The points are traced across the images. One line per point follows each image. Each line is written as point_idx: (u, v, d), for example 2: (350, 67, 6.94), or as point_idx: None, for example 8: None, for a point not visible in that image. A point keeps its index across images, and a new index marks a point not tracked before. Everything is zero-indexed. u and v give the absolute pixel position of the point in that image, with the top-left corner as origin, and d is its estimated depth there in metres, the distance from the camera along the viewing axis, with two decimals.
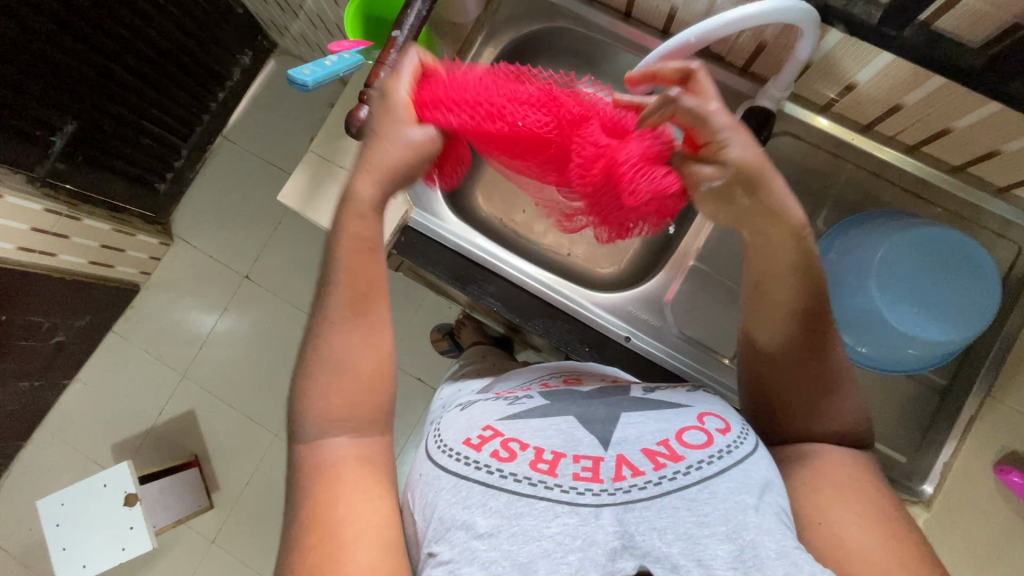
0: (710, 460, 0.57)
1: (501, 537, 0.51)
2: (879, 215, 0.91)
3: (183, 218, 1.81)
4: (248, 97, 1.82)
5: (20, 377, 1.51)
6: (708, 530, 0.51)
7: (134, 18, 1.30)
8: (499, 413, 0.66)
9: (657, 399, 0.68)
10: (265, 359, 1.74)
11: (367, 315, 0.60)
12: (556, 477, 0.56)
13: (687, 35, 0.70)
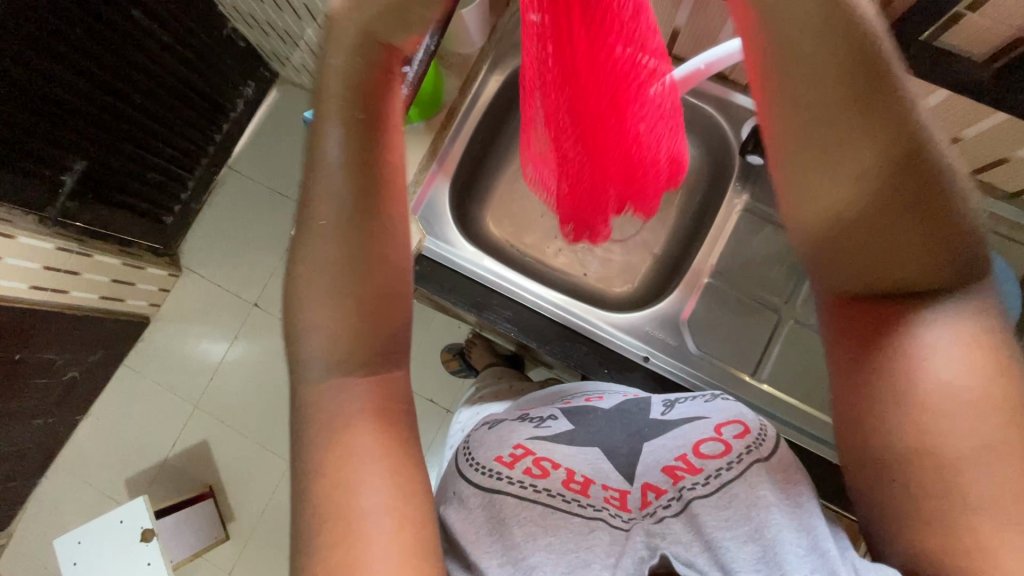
0: (729, 466, 0.56)
1: (538, 543, 0.53)
2: None
3: (192, 250, 1.83)
4: (252, 127, 1.84)
5: (34, 415, 1.52)
6: (730, 531, 0.52)
7: (135, 53, 1.32)
8: (527, 433, 0.65)
9: (677, 415, 0.66)
10: (278, 387, 1.74)
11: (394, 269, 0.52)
12: (589, 496, 0.57)
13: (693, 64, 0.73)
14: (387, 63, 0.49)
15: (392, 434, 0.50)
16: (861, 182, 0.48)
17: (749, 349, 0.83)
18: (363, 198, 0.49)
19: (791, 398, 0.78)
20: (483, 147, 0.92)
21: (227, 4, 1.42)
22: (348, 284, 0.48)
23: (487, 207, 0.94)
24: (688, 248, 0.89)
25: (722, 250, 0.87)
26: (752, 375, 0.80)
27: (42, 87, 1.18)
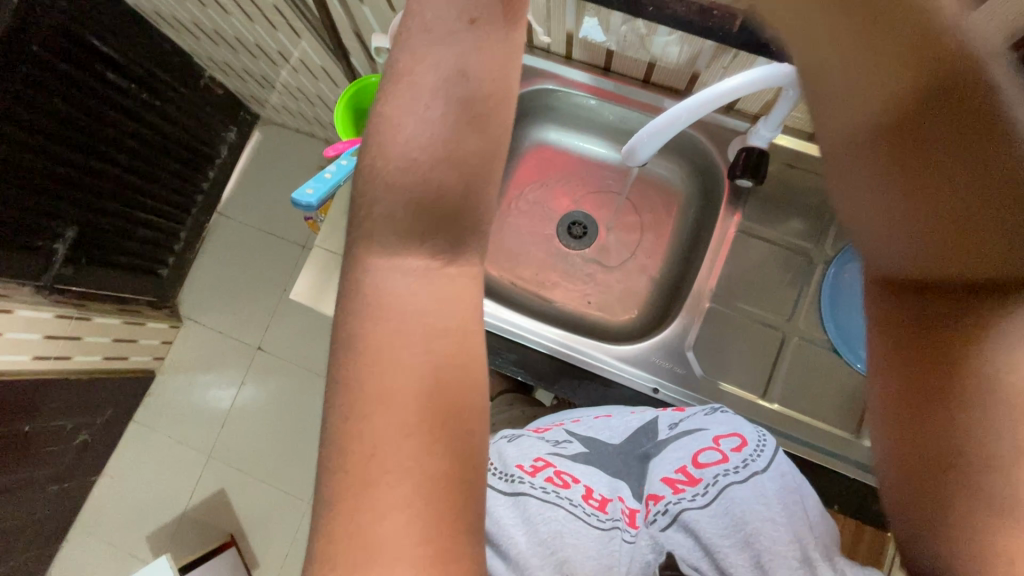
0: (726, 473, 0.54)
1: (559, 541, 0.52)
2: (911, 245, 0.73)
3: (189, 299, 1.82)
4: (238, 170, 1.84)
5: (48, 482, 1.51)
6: (727, 538, 0.50)
7: (115, 114, 1.33)
8: (545, 447, 0.63)
9: (681, 429, 0.62)
10: (290, 428, 1.74)
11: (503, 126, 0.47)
12: (607, 510, 0.55)
13: (674, 113, 0.61)
14: None
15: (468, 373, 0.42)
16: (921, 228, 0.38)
17: (769, 367, 0.73)
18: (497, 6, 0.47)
19: (823, 422, 0.70)
20: None
21: (202, 56, 1.44)
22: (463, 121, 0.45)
23: None
24: (688, 261, 0.82)
25: (726, 259, 0.77)
26: (774, 399, 0.71)
27: (24, 160, 1.18)
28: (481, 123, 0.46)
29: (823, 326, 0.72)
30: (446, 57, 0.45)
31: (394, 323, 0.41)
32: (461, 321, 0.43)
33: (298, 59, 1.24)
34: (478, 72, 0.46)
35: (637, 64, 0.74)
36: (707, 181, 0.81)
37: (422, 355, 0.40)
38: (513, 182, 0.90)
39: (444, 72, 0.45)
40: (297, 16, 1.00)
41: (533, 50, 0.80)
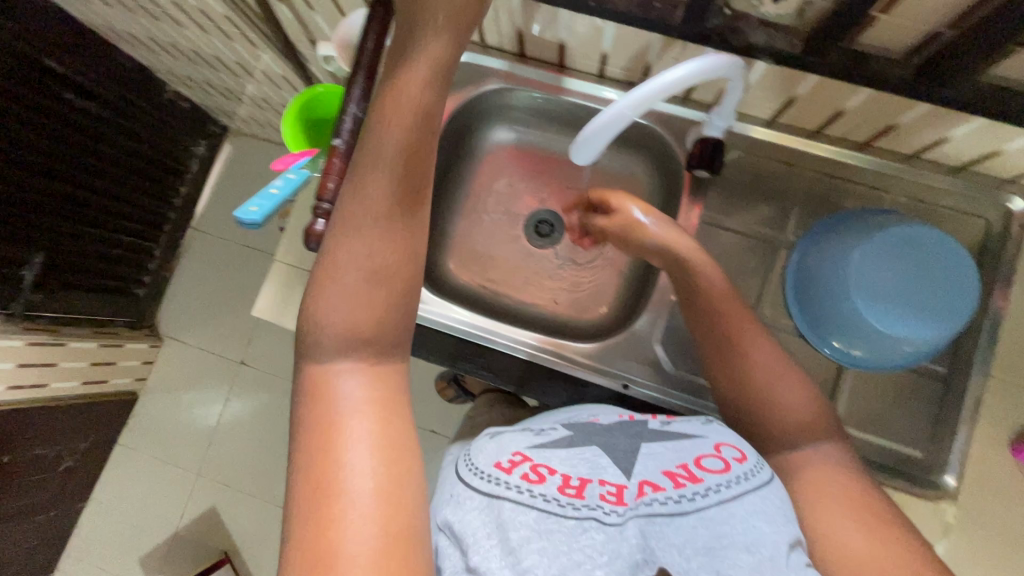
0: (728, 483, 0.49)
1: (532, 547, 0.45)
2: (870, 212, 0.69)
3: (169, 318, 1.79)
4: (210, 184, 1.80)
5: (33, 512, 1.49)
6: (723, 539, 0.46)
7: (77, 134, 1.30)
8: (525, 441, 0.56)
9: (674, 429, 0.57)
10: (276, 442, 1.71)
11: (410, 280, 0.51)
12: (584, 496, 0.48)
13: (617, 110, 0.59)
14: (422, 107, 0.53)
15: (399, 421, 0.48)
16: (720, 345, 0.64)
17: None
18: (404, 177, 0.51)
19: None
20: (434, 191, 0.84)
21: (162, 70, 1.41)
22: (378, 276, 0.50)
23: (448, 251, 0.87)
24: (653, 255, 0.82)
25: None
26: None
27: None
28: (392, 278, 0.50)
29: (788, 306, 0.73)
30: (361, 233, 0.50)
31: (341, 389, 0.48)
32: (385, 391, 0.49)
33: (259, 70, 1.22)
34: (384, 250, 0.50)
35: (589, 58, 0.74)
36: (668, 173, 0.81)
37: (366, 401, 0.48)
38: (476, 184, 0.89)
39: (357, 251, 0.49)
40: (248, 24, 0.98)
41: (487, 50, 0.80)
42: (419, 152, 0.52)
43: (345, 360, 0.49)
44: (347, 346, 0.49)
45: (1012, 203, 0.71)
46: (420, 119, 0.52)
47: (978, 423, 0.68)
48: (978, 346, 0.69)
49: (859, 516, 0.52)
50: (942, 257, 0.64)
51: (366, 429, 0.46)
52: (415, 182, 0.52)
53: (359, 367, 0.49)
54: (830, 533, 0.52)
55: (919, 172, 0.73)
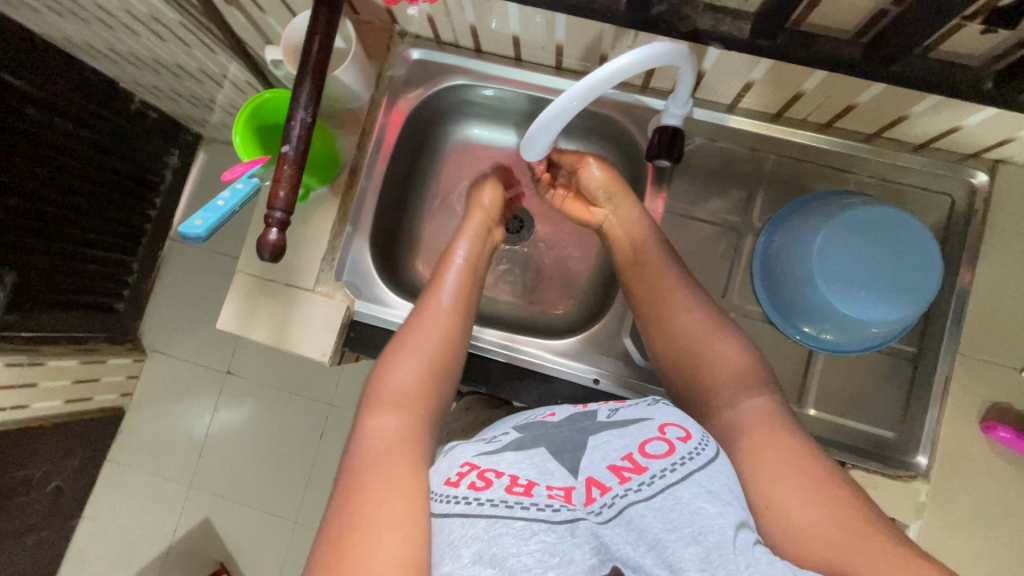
0: (673, 468, 0.47)
1: (482, 561, 0.42)
2: (822, 196, 0.69)
3: (152, 330, 1.58)
4: (189, 191, 1.57)
5: (9, 540, 1.31)
6: (672, 532, 0.44)
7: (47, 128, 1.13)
8: (476, 449, 0.53)
9: (622, 416, 0.54)
10: (274, 450, 1.50)
11: (451, 359, 0.65)
12: (532, 496, 0.46)
13: (564, 102, 0.55)
14: (477, 244, 0.75)
15: (418, 458, 0.54)
16: (650, 300, 0.69)
17: None
18: (460, 287, 0.71)
19: None
20: (398, 191, 0.83)
21: (127, 80, 1.23)
22: (429, 354, 0.64)
23: (416, 251, 0.87)
24: None
25: None
26: None
27: None
28: (438, 357, 0.64)
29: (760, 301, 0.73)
30: (421, 323, 0.66)
31: (374, 433, 0.56)
32: (409, 432, 0.56)
33: (233, 73, 1.16)
34: (436, 334, 0.65)
35: (545, 51, 0.73)
36: (633, 165, 0.81)
37: (393, 441, 0.55)
38: (442, 182, 0.88)
39: (417, 336, 0.65)
40: (202, 28, 0.96)
41: (442, 46, 0.78)
42: (472, 269, 0.73)
43: (384, 411, 0.58)
44: (392, 406, 0.58)
45: (975, 178, 0.71)
46: (477, 245, 0.75)
47: (946, 399, 0.69)
48: (943, 324, 0.70)
49: (799, 480, 0.51)
50: (898, 237, 0.64)
51: (388, 462, 0.52)
52: (467, 288, 0.71)
53: (393, 414, 0.58)
54: (773, 501, 0.51)
55: (882, 151, 0.73)
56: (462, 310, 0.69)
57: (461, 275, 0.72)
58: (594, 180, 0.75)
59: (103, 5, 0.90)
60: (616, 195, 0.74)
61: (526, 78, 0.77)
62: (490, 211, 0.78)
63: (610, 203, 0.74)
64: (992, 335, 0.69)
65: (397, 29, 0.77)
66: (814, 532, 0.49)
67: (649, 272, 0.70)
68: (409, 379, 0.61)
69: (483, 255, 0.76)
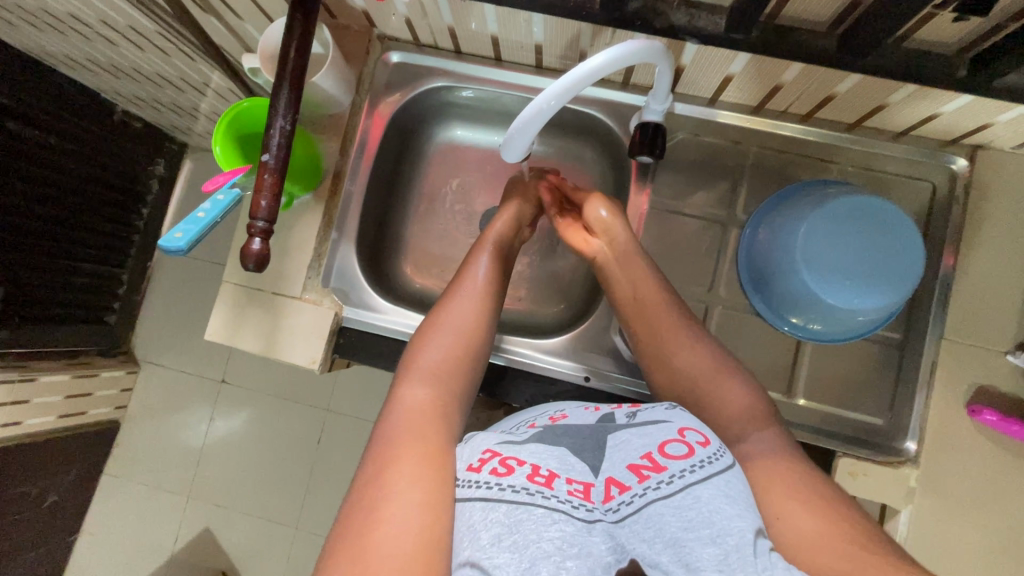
0: (693, 468, 0.46)
1: (502, 545, 0.41)
2: (824, 183, 0.69)
3: (144, 342, 1.54)
4: (177, 201, 1.54)
5: (6, 558, 1.30)
6: (690, 531, 0.43)
7: (28, 141, 1.12)
8: (497, 438, 0.51)
9: (642, 418, 0.52)
10: (273, 457, 1.48)
11: (484, 341, 0.64)
12: (553, 487, 0.45)
13: (542, 101, 0.54)
14: (508, 231, 0.75)
15: (445, 434, 0.53)
16: (650, 342, 0.68)
17: None
18: (496, 270, 0.70)
19: None
20: (384, 195, 0.83)
21: (106, 90, 1.21)
22: (466, 334, 0.63)
23: (403, 254, 0.87)
24: None
25: (647, 236, 0.77)
26: None
27: None
28: (475, 337, 0.63)
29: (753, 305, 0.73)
30: (456, 305, 0.65)
31: (409, 404, 0.55)
32: (442, 407, 0.56)
33: (216, 80, 1.14)
34: (471, 315, 0.65)
35: (524, 50, 0.72)
36: (618, 162, 0.82)
37: (426, 412, 0.54)
38: (429, 183, 0.88)
39: (453, 317, 0.64)
40: (181, 35, 0.94)
41: (422, 48, 0.78)
42: (504, 254, 0.73)
43: (418, 384, 0.57)
44: (426, 379, 0.58)
45: (955, 164, 0.72)
46: (508, 234, 0.75)
47: (933, 384, 0.70)
48: (929, 308, 0.71)
49: (807, 496, 0.51)
50: (887, 228, 0.64)
51: (420, 433, 0.52)
52: (500, 273, 0.71)
53: (426, 386, 0.57)
54: (782, 513, 0.50)
55: (864, 139, 0.74)
56: (496, 292, 0.69)
57: (495, 261, 0.71)
58: (596, 215, 0.74)
59: (80, 17, 0.89)
60: (612, 230, 0.73)
61: (505, 80, 0.77)
62: (521, 220, 0.77)
63: (608, 235, 0.73)
64: (976, 320, 0.70)
65: (376, 32, 0.77)
66: (816, 541, 0.48)
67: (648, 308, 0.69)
68: (441, 359, 0.60)
69: (511, 245, 0.76)
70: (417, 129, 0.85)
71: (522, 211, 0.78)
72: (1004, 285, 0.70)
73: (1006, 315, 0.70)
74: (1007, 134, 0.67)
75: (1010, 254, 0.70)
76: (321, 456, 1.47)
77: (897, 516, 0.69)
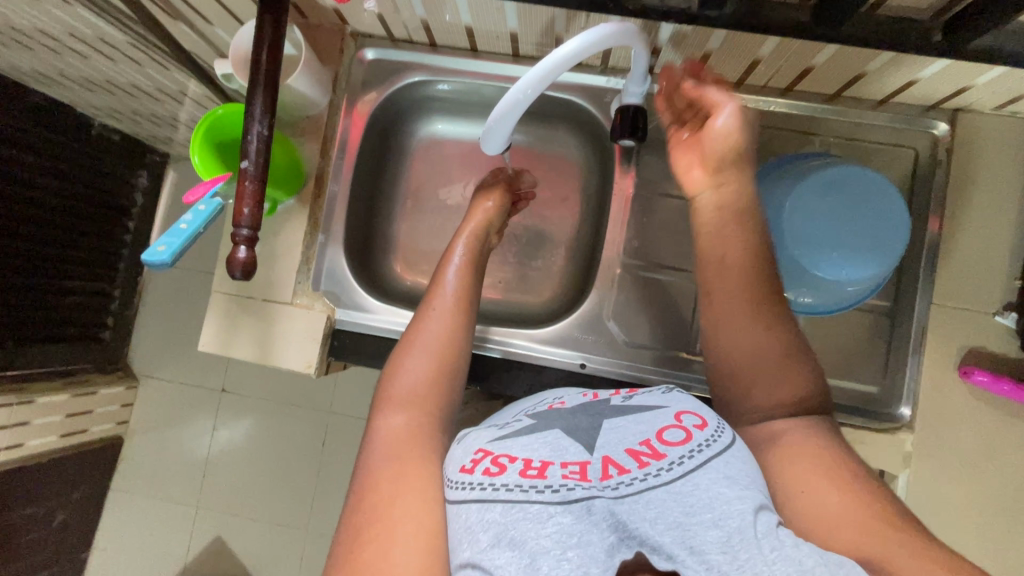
0: (692, 454, 0.46)
1: (502, 545, 0.41)
2: (799, 159, 0.69)
3: (140, 356, 1.53)
4: (163, 212, 1.52)
5: None
6: (693, 515, 0.42)
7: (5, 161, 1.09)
8: (489, 434, 0.51)
9: (635, 403, 0.52)
10: (280, 463, 1.48)
11: (457, 357, 0.63)
12: (547, 477, 0.44)
13: (519, 91, 0.54)
14: (477, 241, 0.73)
15: (431, 446, 0.54)
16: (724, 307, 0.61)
17: (685, 320, 0.76)
18: (462, 284, 0.68)
19: None
20: (368, 195, 0.83)
21: (82, 105, 1.18)
22: (437, 351, 0.62)
23: (392, 253, 0.86)
24: (597, 230, 0.83)
25: (634, 220, 0.77)
26: (690, 348, 0.75)
27: None
28: (446, 355, 0.62)
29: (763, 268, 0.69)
30: (425, 326, 0.64)
31: (386, 434, 0.55)
32: (423, 424, 0.56)
33: (193, 87, 1.12)
34: (439, 335, 0.63)
35: (500, 39, 0.72)
36: (601, 146, 0.81)
37: (403, 435, 0.55)
38: (414, 180, 0.88)
39: (422, 340, 0.63)
40: (152, 41, 0.92)
41: (397, 44, 0.77)
42: (473, 264, 0.71)
43: (392, 412, 0.57)
44: (401, 405, 0.58)
45: (936, 129, 0.72)
46: (476, 242, 0.73)
47: (924, 349, 0.71)
48: (917, 275, 0.72)
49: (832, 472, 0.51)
50: (863, 204, 0.64)
51: (403, 453, 0.53)
52: (470, 285, 0.69)
53: (402, 410, 0.57)
54: (804, 491, 0.50)
55: (845, 110, 0.73)
56: (466, 305, 0.67)
57: (462, 273, 0.69)
58: (718, 131, 0.62)
59: (47, 31, 0.87)
60: (723, 172, 0.62)
61: (481, 73, 0.77)
62: (489, 225, 0.75)
63: (720, 173, 0.62)
64: (963, 283, 0.71)
65: (349, 30, 0.76)
66: (838, 518, 0.48)
67: (716, 284, 0.61)
68: (413, 381, 0.59)
69: (483, 253, 0.74)
70: (398, 126, 0.85)
71: (493, 211, 0.75)
72: (990, 247, 0.71)
73: (993, 277, 0.70)
74: (987, 96, 0.67)
75: (994, 216, 0.71)
76: (326, 458, 1.48)
77: (896, 481, 0.70)
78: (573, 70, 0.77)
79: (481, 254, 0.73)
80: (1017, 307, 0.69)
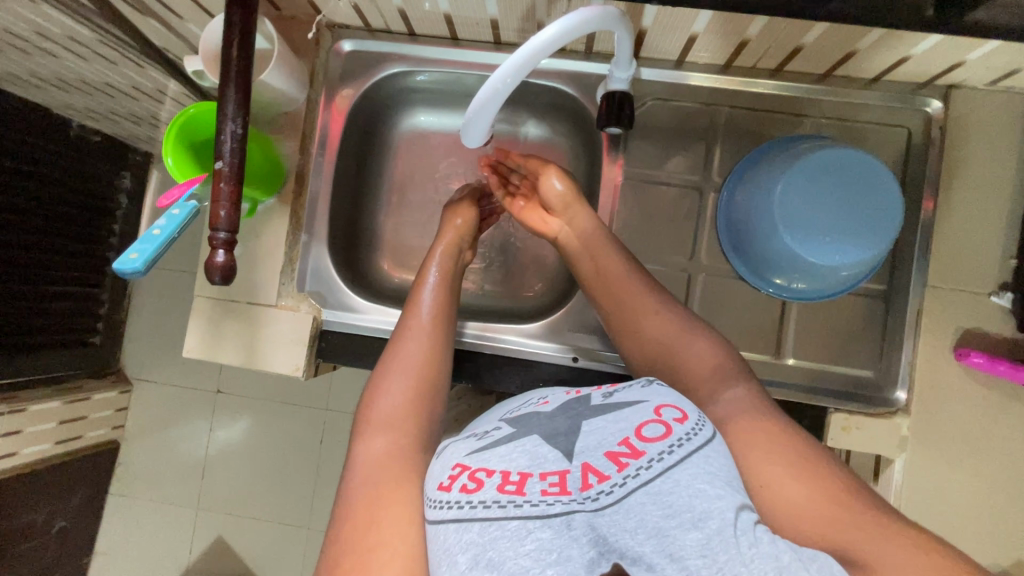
0: (671, 449, 0.44)
1: (480, 566, 0.40)
2: (778, 146, 0.68)
3: (133, 360, 1.52)
4: (149, 213, 1.49)
5: None
6: (672, 519, 0.41)
7: None
8: (467, 447, 0.49)
9: (616, 400, 0.50)
10: (278, 462, 1.48)
11: (435, 373, 0.63)
12: (525, 492, 0.42)
13: (498, 79, 0.52)
14: (451, 254, 0.73)
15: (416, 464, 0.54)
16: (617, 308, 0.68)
17: None
18: (438, 299, 0.69)
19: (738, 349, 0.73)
20: (352, 191, 0.81)
21: (58, 105, 1.15)
22: (415, 368, 0.62)
23: (379, 249, 0.85)
24: None
25: (624, 208, 0.75)
26: None
27: None
28: (423, 372, 0.63)
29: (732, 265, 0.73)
30: (401, 344, 0.64)
31: (366, 455, 0.55)
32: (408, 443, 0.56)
33: (170, 83, 1.08)
34: (417, 352, 0.63)
35: (480, 26, 0.69)
36: (588, 134, 0.80)
37: (382, 458, 0.54)
38: (398, 174, 0.86)
39: (399, 360, 0.63)
40: (124, 37, 0.89)
41: (375, 34, 0.75)
42: (449, 278, 0.71)
43: (371, 433, 0.57)
44: (383, 425, 0.58)
45: (929, 107, 0.71)
46: (450, 255, 0.73)
47: (920, 332, 0.70)
48: (911, 257, 0.71)
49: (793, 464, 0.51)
50: (846, 194, 0.63)
51: (385, 475, 0.52)
52: (447, 300, 0.69)
53: (382, 430, 0.57)
54: (767, 481, 0.50)
55: (836, 90, 0.72)
56: (441, 320, 0.67)
57: (438, 288, 0.70)
58: (554, 190, 0.73)
59: (14, 30, 0.84)
60: (569, 211, 0.72)
61: (463, 62, 0.75)
62: (460, 239, 0.74)
63: (565, 214, 0.72)
64: (956, 264, 0.70)
65: (324, 21, 0.74)
66: (802, 511, 0.48)
67: (610, 290, 0.68)
68: (391, 400, 0.59)
69: (458, 265, 0.74)
70: (380, 119, 0.82)
71: (466, 225, 0.76)
72: (982, 226, 0.70)
73: (987, 257, 0.69)
74: (980, 71, 0.65)
75: (986, 195, 0.69)
76: (325, 456, 1.47)
77: (893, 465, 0.70)
78: (558, 56, 0.75)
79: (456, 269, 0.73)
80: (1011, 286, 0.68)
